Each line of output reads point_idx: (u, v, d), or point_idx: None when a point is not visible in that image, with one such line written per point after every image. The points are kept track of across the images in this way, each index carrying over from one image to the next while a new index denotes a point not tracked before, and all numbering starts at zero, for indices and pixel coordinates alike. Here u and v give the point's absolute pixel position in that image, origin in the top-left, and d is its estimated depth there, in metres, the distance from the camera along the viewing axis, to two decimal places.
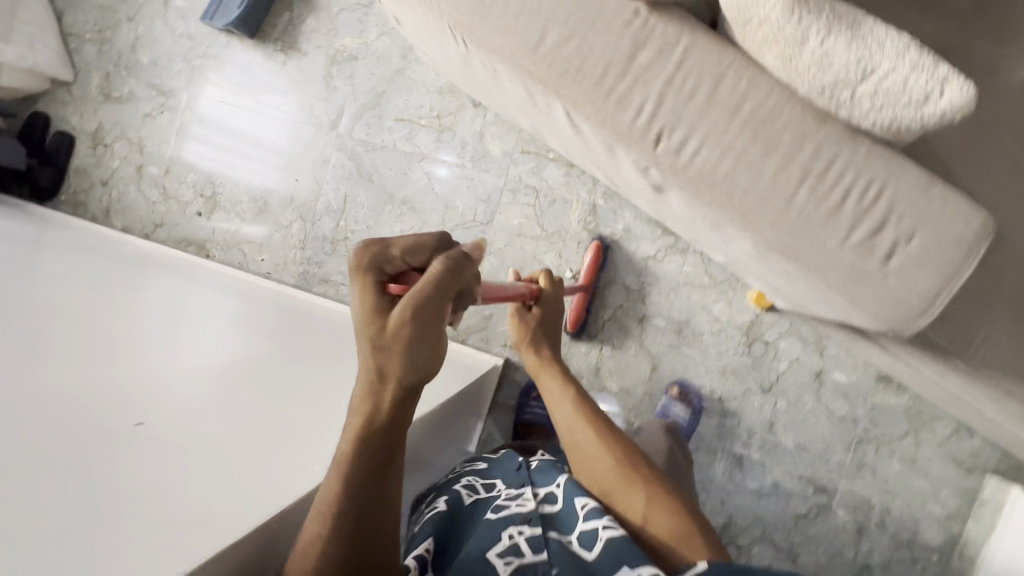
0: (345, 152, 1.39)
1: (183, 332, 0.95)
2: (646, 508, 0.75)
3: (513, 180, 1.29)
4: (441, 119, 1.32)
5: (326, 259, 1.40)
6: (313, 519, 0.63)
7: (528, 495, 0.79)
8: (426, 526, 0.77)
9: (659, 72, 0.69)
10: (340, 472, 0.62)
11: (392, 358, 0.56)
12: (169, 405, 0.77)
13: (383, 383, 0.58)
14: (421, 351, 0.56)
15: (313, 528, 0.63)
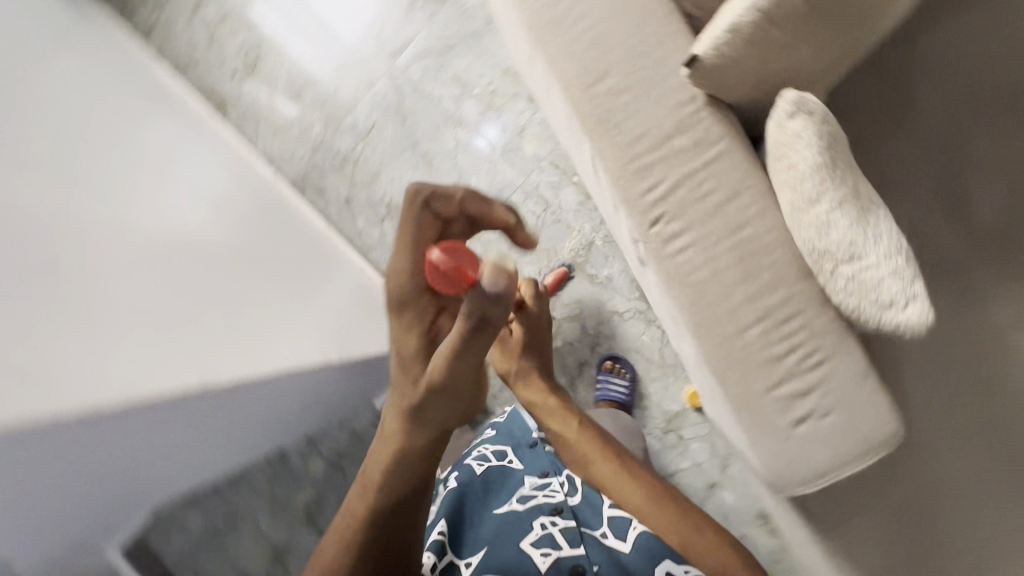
0: (392, 82, 1.38)
1: (155, 185, 0.94)
2: (689, 540, 0.66)
3: (531, 185, 1.30)
4: (493, 96, 1.32)
5: (331, 172, 1.41)
6: (336, 532, 0.56)
7: (554, 482, 0.86)
8: (446, 501, 0.84)
9: (685, 161, 0.71)
10: (369, 498, 0.55)
11: (441, 405, 0.51)
12: (99, 253, 0.77)
13: (415, 424, 0.53)
14: (467, 395, 0.52)
15: (339, 543, 0.55)
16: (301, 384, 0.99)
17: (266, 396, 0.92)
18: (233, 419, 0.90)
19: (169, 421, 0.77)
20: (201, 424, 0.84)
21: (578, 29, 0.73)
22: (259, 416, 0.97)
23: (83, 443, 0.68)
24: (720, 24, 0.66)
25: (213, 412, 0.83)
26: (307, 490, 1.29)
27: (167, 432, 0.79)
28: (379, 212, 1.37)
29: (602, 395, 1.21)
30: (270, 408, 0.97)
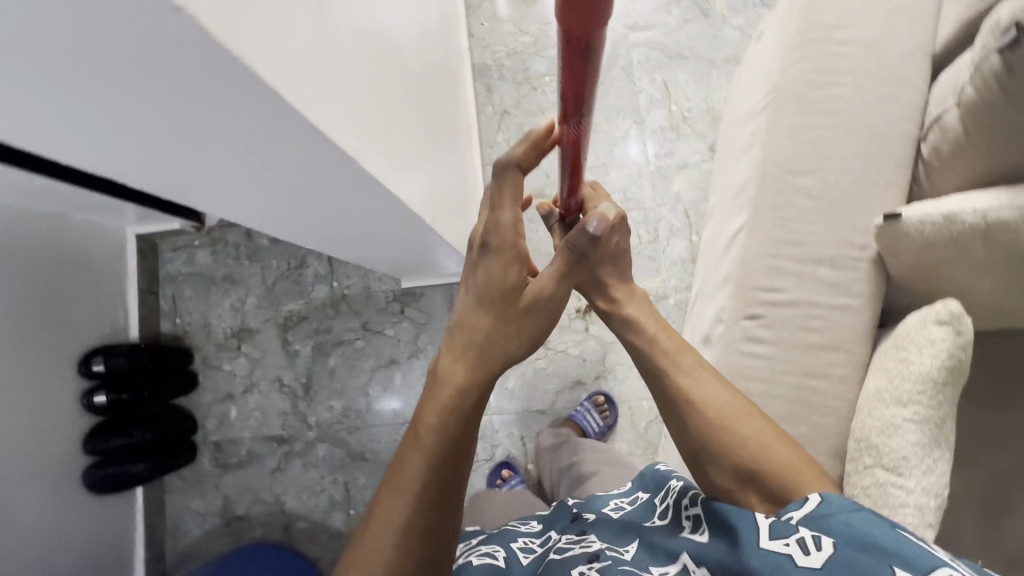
0: (613, 47, 1.38)
1: None
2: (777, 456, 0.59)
3: (654, 215, 1.31)
4: (682, 123, 1.33)
5: (507, 78, 1.42)
6: (397, 468, 0.55)
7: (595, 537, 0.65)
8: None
9: (816, 290, 0.71)
10: (431, 429, 0.56)
11: (509, 336, 0.63)
12: None
13: (473, 355, 0.61)
14: (543, 321, 0.66)
15: (403, 474, 0.54)
16: (385, 236, 0.90)
17: (365, 227, 0.79)
18: (319, 222, 0.75)
19: (304, 199, 0.61)
20: (305, 212, 0.68)
21: (819, 121, 0.73)
22: (325, 230, 0.81)
23: (248, 173, 0.51)
24: (944, 203, 0.63)
25: (334, 216, 0.70)
26: (301, 304, 1.43)
27: (268, 198, 0.60)
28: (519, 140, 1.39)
29: (573, 417, 1.24)
30: (346, 233, 0.85)
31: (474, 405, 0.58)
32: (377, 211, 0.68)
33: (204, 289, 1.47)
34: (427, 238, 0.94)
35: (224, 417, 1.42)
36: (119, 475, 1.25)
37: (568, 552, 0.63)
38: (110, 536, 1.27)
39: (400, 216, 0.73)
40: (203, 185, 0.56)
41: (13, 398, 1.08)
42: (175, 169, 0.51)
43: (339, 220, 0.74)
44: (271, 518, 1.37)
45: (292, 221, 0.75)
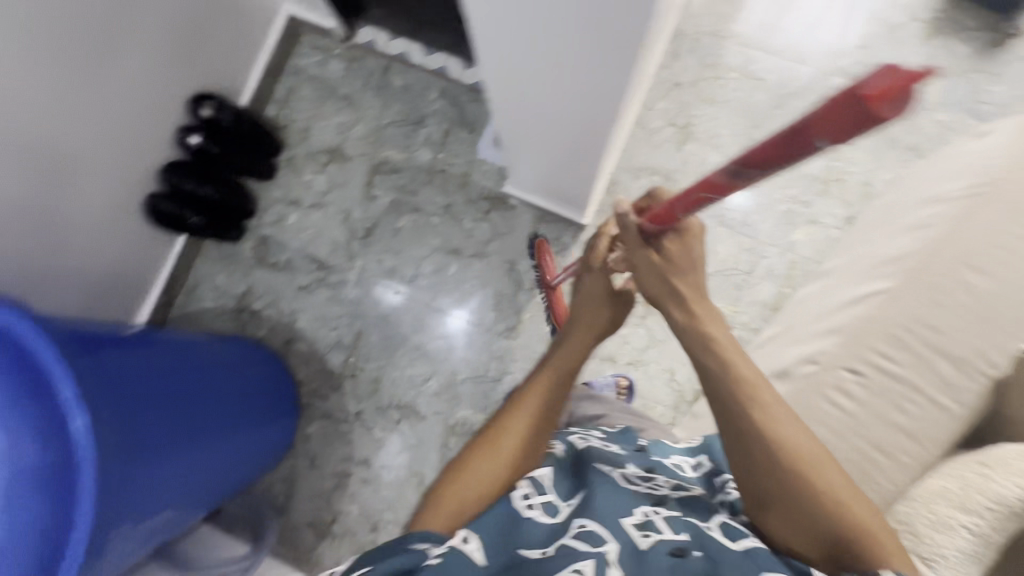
0: (811, 79, 1.33)
1: None
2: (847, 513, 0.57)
3: (761, 251, 1.29)
4: (835, 182, 1.29)
5: (697, 54, 1.37)
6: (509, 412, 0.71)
7: (660, 482, 0.71)
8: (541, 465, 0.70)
9: None
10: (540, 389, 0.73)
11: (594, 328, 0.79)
12: None
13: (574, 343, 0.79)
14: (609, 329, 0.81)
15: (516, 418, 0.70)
16: (556, 141, 0.95)
17: (559, 119, 0.85)
18: (529, 96, 0.82)
19: (562, 59, 0.68)
20: (537, 76, 0.75)
21: None
22: (522, 106, 0.87)
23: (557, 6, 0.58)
24: None
25: (554, 92, 0.77)
26: (401, 156, 1.42)
27: (534, 44, 0.67)
28: (676, 116, 1.35)
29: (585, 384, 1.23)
30: (531, 120, 0.91)
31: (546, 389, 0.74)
32: (598, 100, 0.75)
33: (320, 96, 1.45)
34: (583, 160, 0.99)
35: (281, 218, 1.43)
36: (176, 218, 1.27)
37: (637, 485, 0.68)
38: (139, 262, 1.29)
39: (600, 117, 0.80)
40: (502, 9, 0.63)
41: (127, 86, 1.09)
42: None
43: (549, 102, 0.81)
44: (278, 327, 1.40)
45: (507, 87, 0.82)
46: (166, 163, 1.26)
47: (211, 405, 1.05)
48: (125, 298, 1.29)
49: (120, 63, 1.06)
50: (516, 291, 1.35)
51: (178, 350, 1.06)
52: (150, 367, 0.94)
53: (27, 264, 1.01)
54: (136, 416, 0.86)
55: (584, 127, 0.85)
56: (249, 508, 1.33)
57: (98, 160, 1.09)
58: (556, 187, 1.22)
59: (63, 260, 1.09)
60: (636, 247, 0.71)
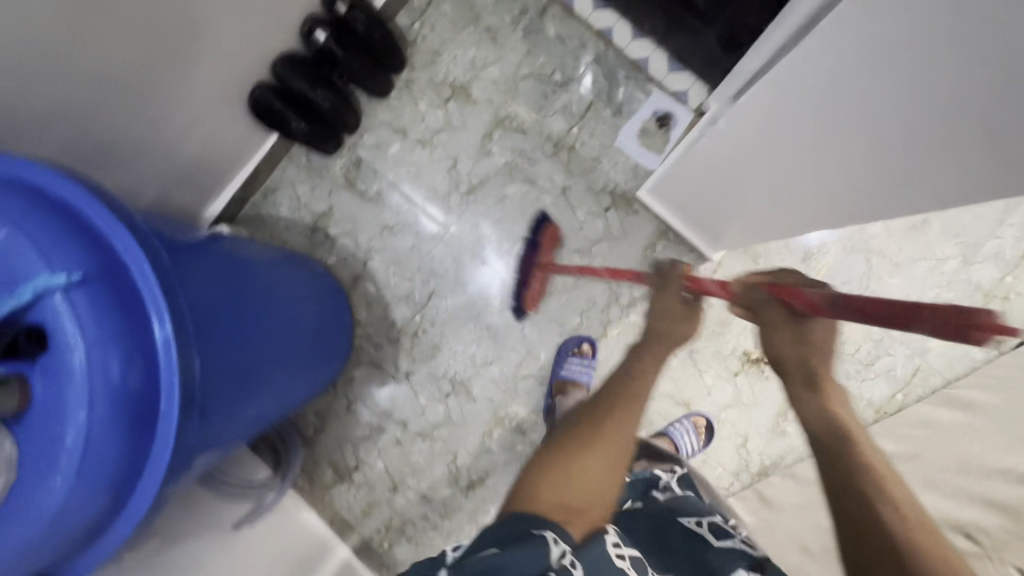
0: None
1: None
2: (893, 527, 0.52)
3: (887, 347, 1.15)
4: (1005, 298, 1.13)
5: None
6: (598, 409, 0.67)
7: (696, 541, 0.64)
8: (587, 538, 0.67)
9: None
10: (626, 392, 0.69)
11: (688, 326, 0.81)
12: None
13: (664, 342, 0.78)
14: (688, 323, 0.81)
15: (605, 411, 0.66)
16: (781, 202, 0.89)
17: (815, 187, 0.80)
18: (796, 156, 0.78)
19: (899, 145, 0.63)
20: (837, 145, 0.70)
21: None
22: (774, 164, 0.83)
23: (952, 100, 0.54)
24: None
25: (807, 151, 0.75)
26: (530, 116, 1.25)
27: (875, 118, 0.63)
28: None
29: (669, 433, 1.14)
30: (770, 177, 0.85)
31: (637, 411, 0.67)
32: (902, 189, 0.69)
33: (461, 20, 1.27)
34: (791, 221, 0.92)
35: (382, 144, 1.29)
36: (280, 117, 1.14)
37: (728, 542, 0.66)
38: (228, 151, 1.18)
39: (882, 202, 0.74)
40: (867, 70, 0.60)
41: None
42: (900, 48, 0.55)
43: (821, 167, 0.76)
44: (350, 260, 1.30)
45: (780, 141, 0.78)
46: (284, 53, 1.11)
47: (277, 331, 0.99)
48: (204, 185, 1.19)
49: None
50: (609, 303, 1.23)
51: (248, 267, 0.98)
52: (226, 287, 0.87)
53: (118, 131, 0.89)
54: (214, 347, 0.80)
55: (844, 203, 0.79)
56: (275, 435, 1.27)
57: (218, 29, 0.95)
58: (703, 222, 1.12)
59: (152, 132, 0.97)
60: (763, 302, 0.69)
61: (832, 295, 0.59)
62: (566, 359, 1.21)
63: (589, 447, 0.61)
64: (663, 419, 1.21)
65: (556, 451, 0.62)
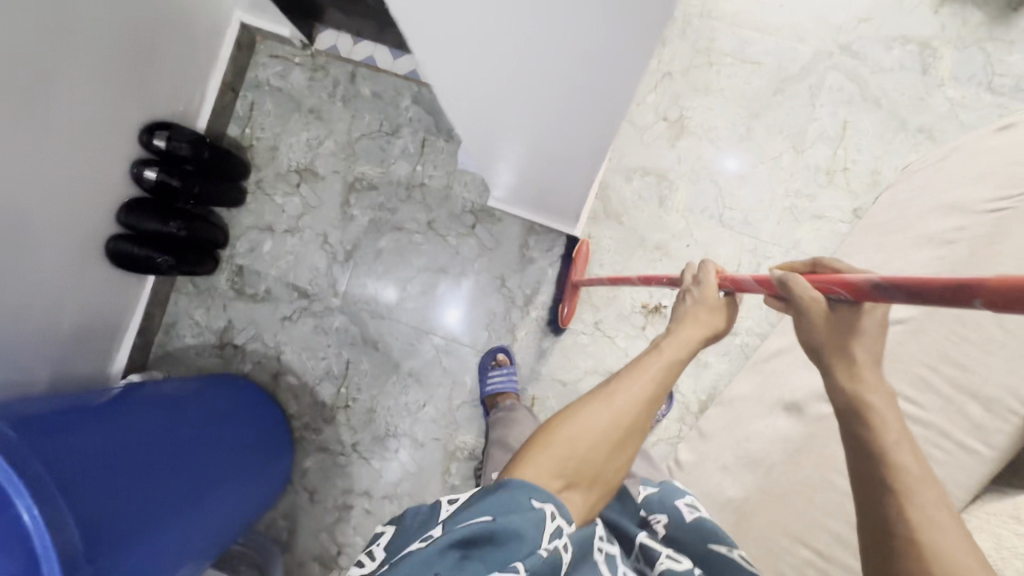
0: (813, 58, 1.21)
1: None
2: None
3: (764, 251, 1.21)
4: (845, 169, 1.20)
5: (687, 37, 1.25)
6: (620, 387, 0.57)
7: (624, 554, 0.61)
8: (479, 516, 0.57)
9: None
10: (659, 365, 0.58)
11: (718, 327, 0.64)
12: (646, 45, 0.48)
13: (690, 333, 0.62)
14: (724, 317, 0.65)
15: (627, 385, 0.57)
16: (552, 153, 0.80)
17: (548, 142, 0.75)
18: (510, 114, 0.70)
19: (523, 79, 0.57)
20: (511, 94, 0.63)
21: None
22: (488, 120, 0.76)
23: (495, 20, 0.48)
24: None
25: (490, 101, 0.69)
26: (376, 171, 1.33)
27: (505, 85, 0.61)
28: (667, 110, 1.25)
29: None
30: (524, 138, 0.77)
31: (677, 377, 0.59)
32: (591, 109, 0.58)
33: (284, 111, 1.35)
34: (573, 164, 0.81)
35: (256, 246, 1.35)
36: (142, 258, 1.19)
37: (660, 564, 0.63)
38: (112, 307, 1.23)
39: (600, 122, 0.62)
40: (447, 34, 0.55)
41: (77, 136, 1.01)
42: (432, 11, 0.51)
43: (516, 123, 0.73)
44: (265, 361, 1.34)
45: (493, 108, 0.71)
46: (125, 202, 1.17)
47: (199, 455, 1.03)
48: (101, 347, 1.23)
49: (68, 106, 0.97)
50: (509, 308, 1.28)
51: (162, 407, 1.05)
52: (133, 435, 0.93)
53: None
54: (129, 489, 0.85)
55: (579, 139, 0.68)
56: (251, 552, 1.27)
57: (50, 208, 1.00)
58: (555, 208, 1.13)
59: (32, 319, 1.03)
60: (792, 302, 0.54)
61: (878, 281, 0.43)
62: (488, 373, 1.24)
63: (609, 415, 0.55)
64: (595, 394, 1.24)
65: (571, 414, 0.56)
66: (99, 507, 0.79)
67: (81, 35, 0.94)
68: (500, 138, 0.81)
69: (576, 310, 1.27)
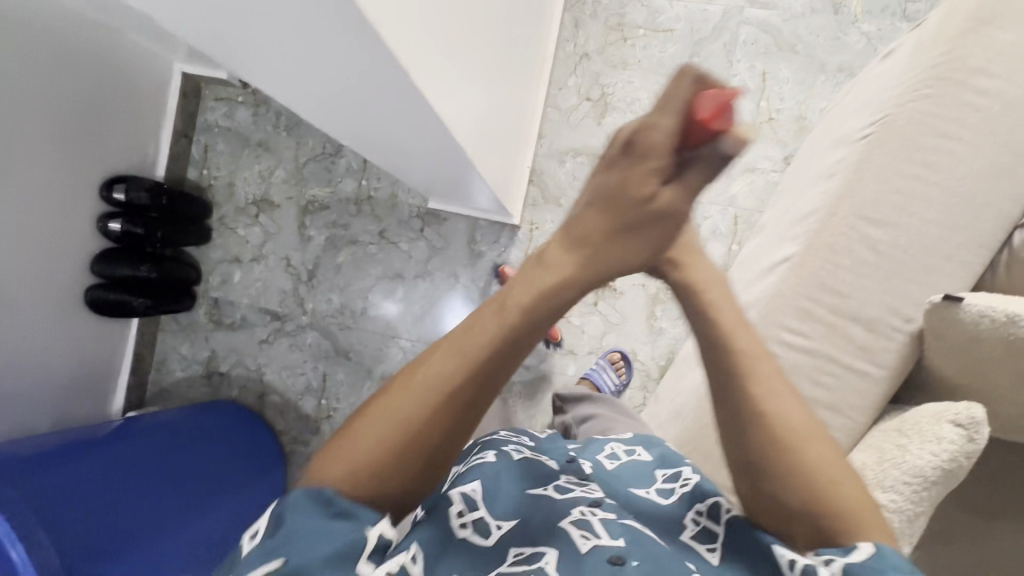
0: (725, 15, 1.23)
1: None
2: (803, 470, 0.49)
3: (702, 212, 1.23)
4: (770, 120, 1.20)
5: (599, 17, 1.28)
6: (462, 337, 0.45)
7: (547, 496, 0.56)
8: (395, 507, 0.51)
9: (840, 346, 0.66)
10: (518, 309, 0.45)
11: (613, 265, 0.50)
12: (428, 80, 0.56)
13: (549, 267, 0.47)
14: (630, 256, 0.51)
15: (466, 338, 0.45)
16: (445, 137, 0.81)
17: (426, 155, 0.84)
18: (385, 139, 0.80)
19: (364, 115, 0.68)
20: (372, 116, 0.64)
21: (915, 171, 0.64)
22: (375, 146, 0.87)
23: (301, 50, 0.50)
24: (1005, 301, 0.58)
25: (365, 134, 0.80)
26: (326, 192, 1.39)
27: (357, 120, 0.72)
28: (589, 90, 1.28)
29: (588, 375, 1.22)
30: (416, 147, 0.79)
31: (519, 350, 0.46)
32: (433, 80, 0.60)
33: (236, 149, 1.44)
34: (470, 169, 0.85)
35: (226, 278, 1.44)
36: (118, 303, 1.28)
37: (569, 491, 0.58)
38: (102, 350, 1.33)
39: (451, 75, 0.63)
40: (282, 73, 0.61)
41: (39, 200, 1.11)
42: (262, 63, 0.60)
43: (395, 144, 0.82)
44: (249, 383, 1.43)
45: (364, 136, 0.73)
46: (97, 254, 1.27)
47: (185, 478, 1.11)
48: (97, 387, 1.34)
49: (28, 175, 1.07)
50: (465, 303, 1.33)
51: (155, 436, 1.14)
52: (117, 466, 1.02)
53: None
54: (114, 515, 0.94)
55: (455, 150, 0.72)
56: None
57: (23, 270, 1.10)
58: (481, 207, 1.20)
59: (26, 369, 1.14)
60: None
61: None
62: None
63: (407, 413, 0.43)
64: (557, 373, 1.28)
65: (363, 415, 0.44)
66: (87, 532, 0.88)
67: (27, 110, 1.03)
68: (388, 150, 0.88)
69: None
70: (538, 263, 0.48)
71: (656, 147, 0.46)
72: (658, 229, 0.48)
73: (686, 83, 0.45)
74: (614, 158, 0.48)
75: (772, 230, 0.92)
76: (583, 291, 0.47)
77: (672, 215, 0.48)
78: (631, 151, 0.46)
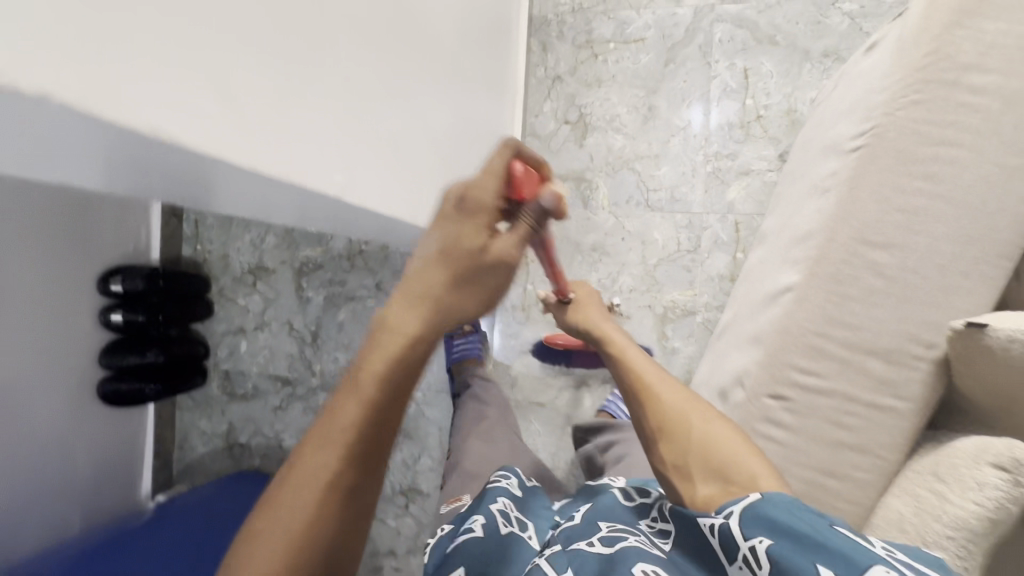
0: (696, 16, 1.17)
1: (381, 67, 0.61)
2: (687, 423, 0.63)
3: (700, 222, 1.17)
4: (758, 117, 1.15)
5: (566, 37, 1.24)
6: (327, 425, 0.48)
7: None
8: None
9: (859, 383, 0.61)
10: (373, 390, 0.47)
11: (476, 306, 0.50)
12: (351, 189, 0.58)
13: (402, 332, 0.47)
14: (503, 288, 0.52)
15: (328, 426, 0.47)
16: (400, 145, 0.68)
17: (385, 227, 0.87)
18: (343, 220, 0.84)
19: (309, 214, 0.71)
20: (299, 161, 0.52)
21: (914, 185, 0.59)
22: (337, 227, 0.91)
23: (187, 172, 0.44)
24: None
25: (322, 219, 0.83)
26: (318, 252, 1.39)
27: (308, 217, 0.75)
28: (566, 113, 1.24)
29: (605, 408, 1.17)
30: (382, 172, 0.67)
31: (390, 419, 0.48)
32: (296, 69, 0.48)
33: (225, 220, 1.44)
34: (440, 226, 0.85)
35: (234, 349, 1.45)
36: (131, 392, 1.27)
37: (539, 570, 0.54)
38: (126, 438, 1.34)
39: (341, 104, 0.55)
40: (235, 209, 0.66)
41: (45, 306, 1.10)
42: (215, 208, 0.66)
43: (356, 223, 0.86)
44: (269, 451, 1.43)
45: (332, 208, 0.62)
46: (104, 347, 1.24)
47: None
48: (126, 475, 1.34)
49: (31, 286, 1.07)
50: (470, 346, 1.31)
51: (189, 522, 1.15)
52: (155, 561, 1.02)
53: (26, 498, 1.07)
54: None
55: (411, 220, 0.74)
56: None
57: (43, 385, 1.10)
58: None
59: (57, 471, 1.15)
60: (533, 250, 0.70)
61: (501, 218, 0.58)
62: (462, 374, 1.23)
63: (294, 525, 0.46)
64: (573, 407, 1.24)
65: (251, 538, 0.46)
66: None
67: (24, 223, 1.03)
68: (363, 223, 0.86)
69: (534, 331, 1.27)
70: (379, 332, 0.48)
71: (484, 205, 0.50)
72: (497, 275, 0.50)
73: (507, 152, 0.53)
74: (445, 213, 0.50)
75: (774, 245, 0.87)
76: (430, 340, 0.48)
77: (505, 263, 0.50)
78: (462, 207, 0.49)
